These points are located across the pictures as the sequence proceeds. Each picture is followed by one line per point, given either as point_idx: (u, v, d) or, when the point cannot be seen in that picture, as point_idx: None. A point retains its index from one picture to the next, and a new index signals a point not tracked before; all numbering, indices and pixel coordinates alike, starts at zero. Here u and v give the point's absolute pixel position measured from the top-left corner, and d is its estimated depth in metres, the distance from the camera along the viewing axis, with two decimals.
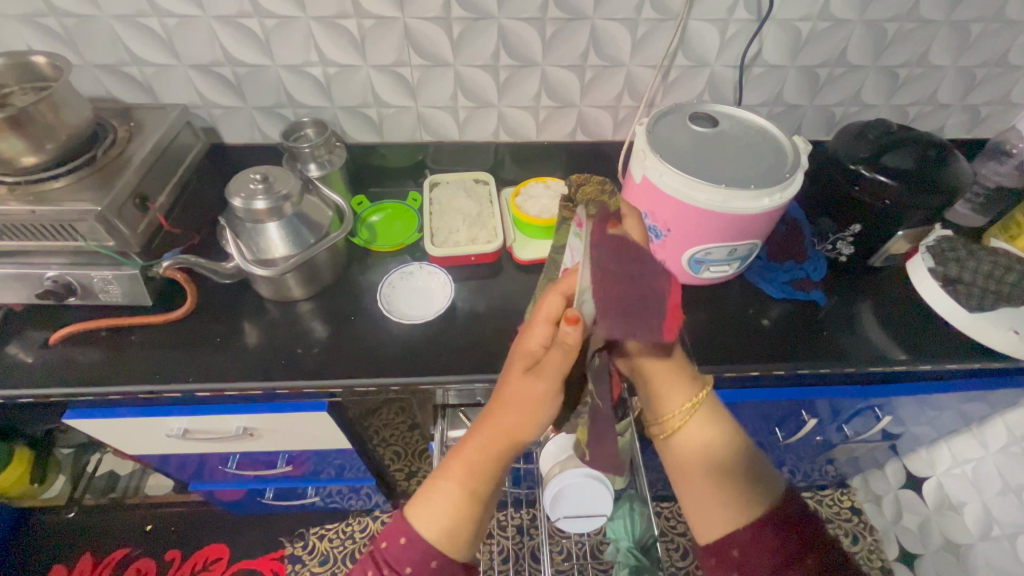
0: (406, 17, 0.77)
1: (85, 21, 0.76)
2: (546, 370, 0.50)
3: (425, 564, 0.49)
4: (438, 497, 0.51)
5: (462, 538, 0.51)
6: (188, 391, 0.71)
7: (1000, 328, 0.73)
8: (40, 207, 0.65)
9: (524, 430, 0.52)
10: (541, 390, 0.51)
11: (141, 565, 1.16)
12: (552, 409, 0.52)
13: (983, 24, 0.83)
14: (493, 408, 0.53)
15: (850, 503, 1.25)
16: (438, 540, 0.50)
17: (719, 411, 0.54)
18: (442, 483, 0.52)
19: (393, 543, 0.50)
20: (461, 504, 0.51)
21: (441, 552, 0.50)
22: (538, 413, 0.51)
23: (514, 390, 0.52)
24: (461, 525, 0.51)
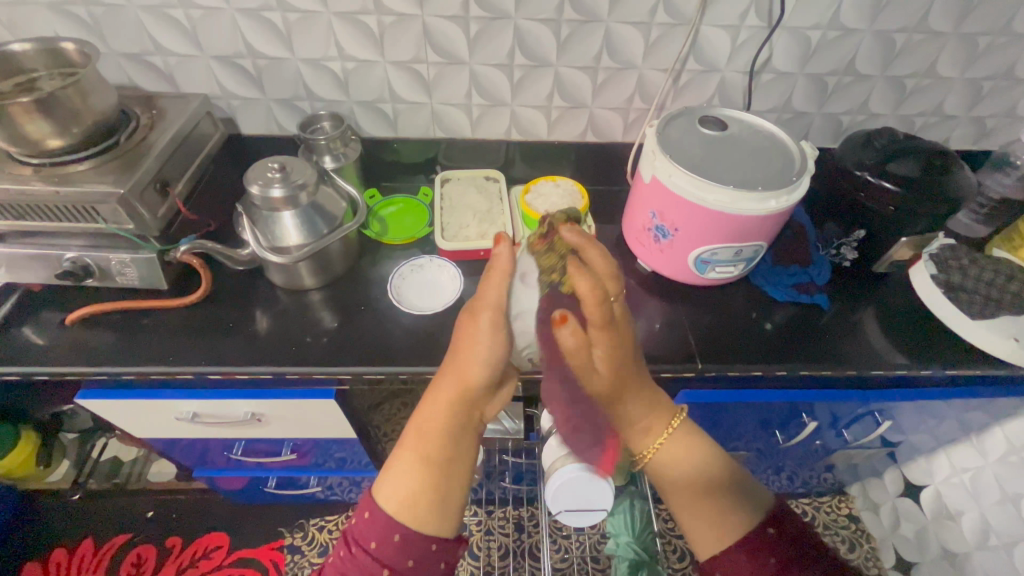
0: (424, 15, 0.79)
1: (113, 10, 0.78)
2: (480, 306, 0.57)
3: (389, 537, 0.50)
4: (397, 469, 0.54)
5: (419, 508, 0.52)
6: (200, 373, 0.72)
7: (1000, 337, 0.73)
8: (64, 188, 0.67)
9: (473, 369, 0.56)
10: (481, 325, 0.57)
11: (142, 550, 1.17)
12: (497, 343, 0.57)
13: (991, 37, 0.84)
14: (444, 369, 0.58)
15: (849, 511, 1.28)
16: (397, 512, 0.52)
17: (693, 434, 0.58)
18: (398, 454, 0.55)
19: (360, 519, 0.52)
20: (417, 469, 0.53)
21: (402, 524, 0.51)
22: (478, 345, 0.56)
23: (457, 340, 0.59)
24: (417, 492, 0.52)
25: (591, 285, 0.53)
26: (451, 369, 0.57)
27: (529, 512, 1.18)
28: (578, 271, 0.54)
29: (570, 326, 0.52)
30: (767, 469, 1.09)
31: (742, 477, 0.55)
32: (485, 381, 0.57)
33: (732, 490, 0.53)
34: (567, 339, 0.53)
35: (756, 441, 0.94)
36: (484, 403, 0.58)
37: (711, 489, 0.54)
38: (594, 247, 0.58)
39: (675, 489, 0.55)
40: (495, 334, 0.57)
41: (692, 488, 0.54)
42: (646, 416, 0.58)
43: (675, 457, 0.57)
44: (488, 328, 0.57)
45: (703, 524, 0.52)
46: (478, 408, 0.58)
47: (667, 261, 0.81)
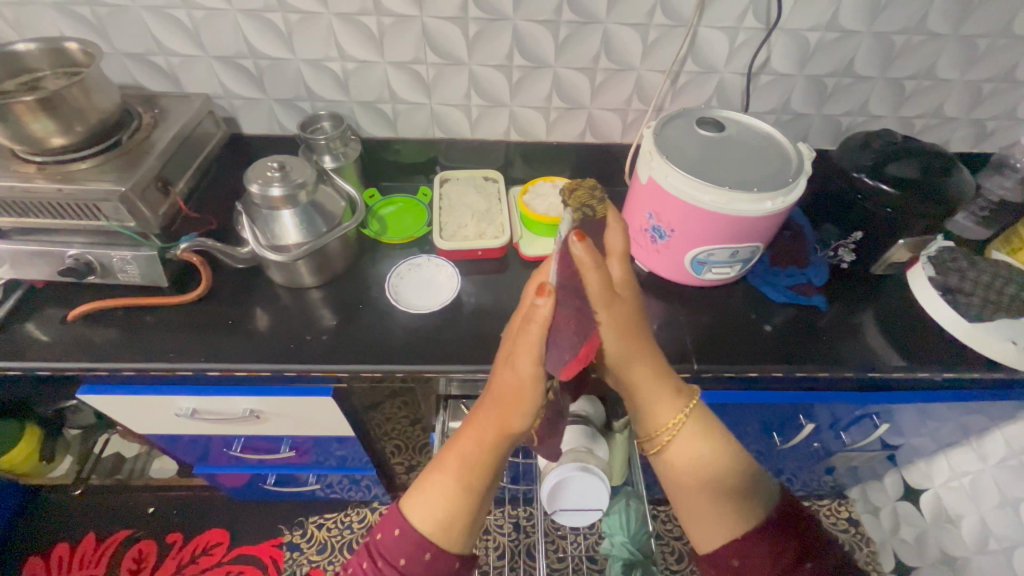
0: (424, 16, 0.80)
1: (117, 11, 0.79)
2: (520, 355, 0.51)
3: (418, 555, 0.52)
4: (433, 489, 0.54)
5: (455, 530, 0.53)
6: (199, 370, 0.73)
7: (999, 338, 0.74)
8: (66, 185, 0.68)
9: (518, 417, 0.53)
10: (523, 373, 0.51)
11: (143, 546, 1.18)
12: (541, 391, 0.52)
13: (991, 39, 0.84)
14: (486, 399, 0.55)
15: (849, 514, 1.27)
16: (430, 533, 0.53)
17: (709, 421, 0.56)
18: (436, 477, 0.55)
19: (388, 534, 0.53)
20: (455, 497, 0.54)
21: (434, 544, 0.52)
22: (528, 397, 0.52)
23: (500, 373, 0.54)
24: (452, 519, 0.53)
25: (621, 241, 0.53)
26: (497, 405, 0.54)
27: (527, 511, 1.18)
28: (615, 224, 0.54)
29: (587, 241, 0.49)
30: (767, 471, 1.08)
31: (753, 465, 0.54)
32: (527, 427, 0.54)
33: (747, 480, 0.52)
34: (580, 254, 0.49)
35: (754, 442, 0.94)
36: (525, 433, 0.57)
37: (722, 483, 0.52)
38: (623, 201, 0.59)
39: (684, 476, 0.53)
40: (536, 383, 0.52)
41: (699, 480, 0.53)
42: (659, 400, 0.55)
43: (687, 445, 0.54)
44: (532, 380, 0.51)
45: (718, 517, 0.51)
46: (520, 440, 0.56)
47: (663, 262, 0.81)
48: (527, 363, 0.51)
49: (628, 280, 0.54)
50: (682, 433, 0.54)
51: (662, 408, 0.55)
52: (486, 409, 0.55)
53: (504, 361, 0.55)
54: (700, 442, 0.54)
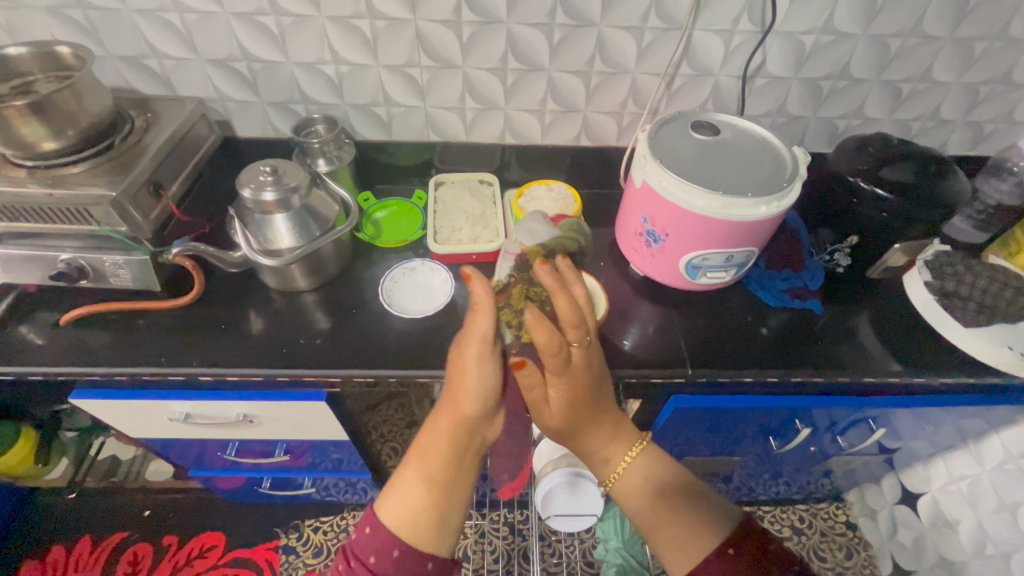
0: (417, 19, 0.79)
1: (109, 14, 0.79)
2: (466, 340, 0.56)
3: (387, 552, 0.51)
4: (399, 486, 0.55)
5: (421, 525, 0.53)
6: (191, 375, 0.73)
7: (994, 345, 0.73)
8: (57, 190, 0.67)
9: (467, 399, 0.55)
10: (469, 355, 0.55)
11: (138, 549, 1.18)
12: (488, 371, 0.55)
13: (988, 42, 0.83)
14: (445, 392, 0.58)
15: (846, 518, 1.26)
16: (398, 530, 0.52)
17: (655, 456, 0.62)
18: (403, 473, 0.55)
19: (360, 534, 0.53)
20: (420, 490, 0.54)
21: (401, 539, 0.52)
22: (469, 376, 0.54)
23: (453, 362, 0.58)
24: (417, 512, 0.53)
25: (547, 338, 0.55)
26: (451, 394, 0.57)
27: (523, 514, 1.17)
28: (537, 323, 0.55)
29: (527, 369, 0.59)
30: (763, 475, 1.08)
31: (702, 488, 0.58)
32: (479, 409, 0.55)
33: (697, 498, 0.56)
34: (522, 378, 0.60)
35: (750, 446, 0.94)
36: (486, 427, 0.58)
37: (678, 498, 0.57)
38: (562, 292, 0.56)
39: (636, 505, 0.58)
40: (483, 362, 0.55)
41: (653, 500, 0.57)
42: (609, 445, 0.61)
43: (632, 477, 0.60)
44: (475, 358, 0.55)
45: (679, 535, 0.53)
46: (480, 432, 0.57)
47: (658, 266, 0.80)
48: (472, 346, 0.55)
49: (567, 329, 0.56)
50: (634, 464, 0.61)
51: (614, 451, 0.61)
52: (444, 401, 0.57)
53: (456, 349, 0.59)
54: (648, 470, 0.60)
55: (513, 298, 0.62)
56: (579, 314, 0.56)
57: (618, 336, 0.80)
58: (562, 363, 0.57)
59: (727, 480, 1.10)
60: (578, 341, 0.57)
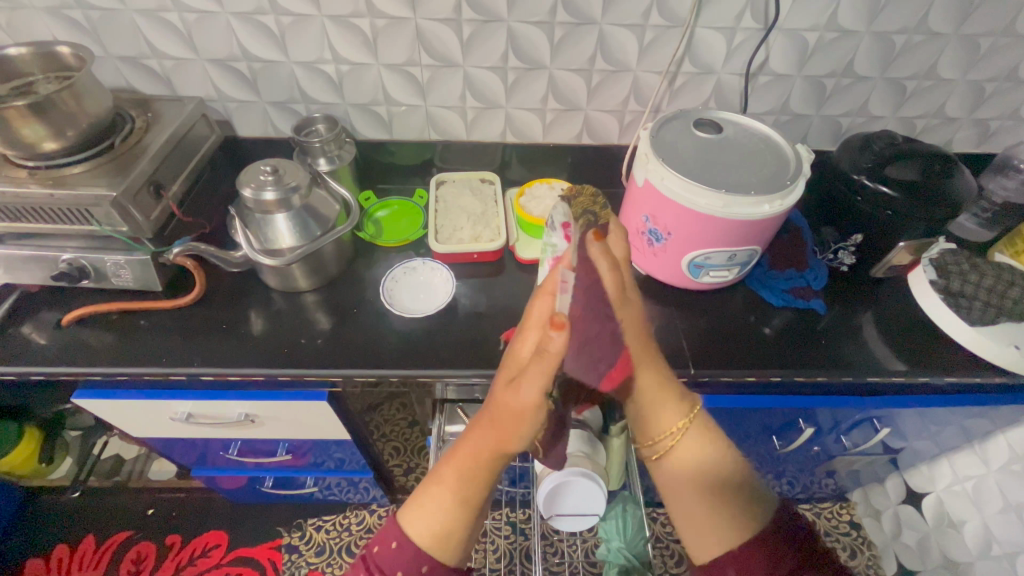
0: (417, 18, 0.79)
1: (109, 14, 0.78)
2: (524, 387, 0.47)
3: (417, 568, 0.52)
4: (429, 503, 0.54)
5: (451, 541, 0.53)
6: (193, 375, 0.73)
7: (1001, 345, 0.73)
8: (58, 190, 0.67)
9: (514, 441, 0.50)
10: (525, 403, 0.48)
11: (142, 548, 1.18)
12: (542, 421, 0.49)
13: (993, 38, 0.82)
14: (484, 415, 0.53)
15: (850, 517, 1.26)
16: (428, 546, 0.53)
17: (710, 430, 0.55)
18: (434, 491, 0.54)
19: (385, 547, 0.53)
20: (452, 510, 0.53)
21: (432, 556, 0.52)
22: (524, 428, 0.49)
23: (502, 400, 0.50)
24: (449, 531, 0.53)
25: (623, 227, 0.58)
26: (492, 426, 0.51)
27: (525, 514, 1.17)
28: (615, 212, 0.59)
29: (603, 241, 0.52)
30: (766, 474, 1.08)
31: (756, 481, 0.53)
32: (525, 448, 0.52)
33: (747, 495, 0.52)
34: (598, 252, 0.51)
35: (753, 447, 0.93)
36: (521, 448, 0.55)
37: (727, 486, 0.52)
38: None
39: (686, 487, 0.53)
40: (538, 413, 0.48)
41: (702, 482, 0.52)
42: (662, 408, 0.55)
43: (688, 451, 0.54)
44: (533, 413, 0.48)
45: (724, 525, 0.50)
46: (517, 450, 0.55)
47: (660, 265, 0.80)
48: (532, 392, 0.47)
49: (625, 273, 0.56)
50: (688, 436, 0.54)
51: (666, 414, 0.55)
52: (483, 425, 0.52)
53: (507, 382, 0.50)
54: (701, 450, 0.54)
55: (576, 197, 0.56)
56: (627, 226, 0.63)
57: None
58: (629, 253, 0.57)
59: None
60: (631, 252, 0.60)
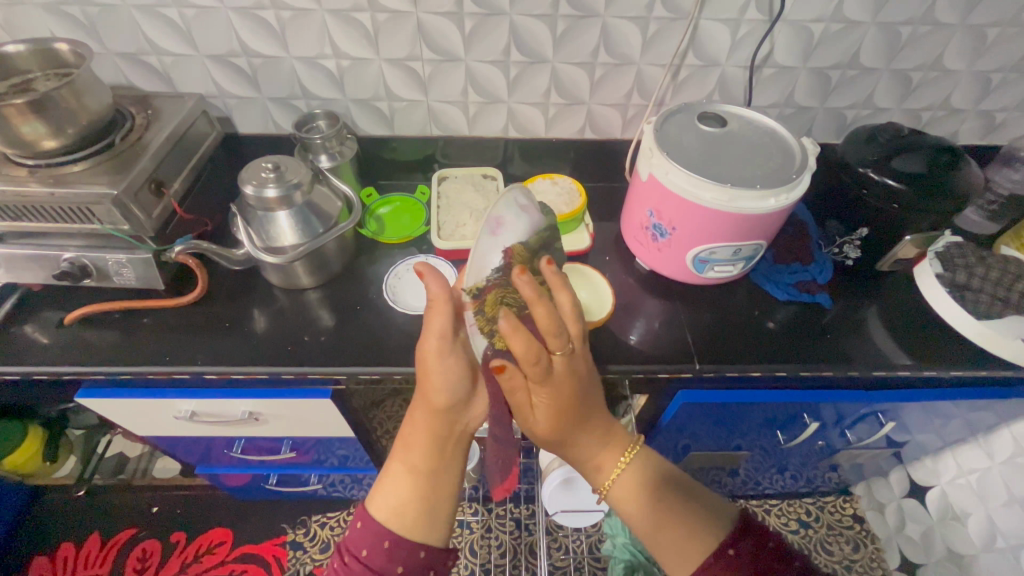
0: (419, 12, 0.78)
1: (108, 10, 0.78)
2: (425, 334, 0.56)
3: (378, 544, 0.52)
4: (388, 479, 0.55)
5: (409, 512, 0.53)
6: (197, 374, 0.72)
7: (1008, 337, 0.72)
8: (59, 189, 0.67)
9: (435, 391, 0.55)
10: (429, 349, 0.56)
11: (147, 545, 1.18)
12: (444, 363, 0.56)
13: (1000, 29, 0.82)
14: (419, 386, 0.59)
15: (853, 511, 1.24)
16: (386, 521, 0.53)
17: (649, 464, 0.57)
18: (391, 468, 0.56)
19: (353, 529, 0.54)
20: (406, 482, 0.55)
21: (392, 531, 0.53)
22: (430, 368, 0.55)
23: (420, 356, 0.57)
24: (403, 503, 0.54)
25: (525, 348, 0.49)
26: (421, 388, 0.57)
27: (528, 510, 1.18)
28: (513, 331, 0.48)
29: (506, 374, 0.52)
30: (770, 469, 1.08)
31: (703, 519, 0.52)
32: (449, 400, 0.55)
33: (694, 519, 0.52)
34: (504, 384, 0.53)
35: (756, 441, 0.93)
36: (466, 419, 0.58)
37: (667, 494, 0.55)
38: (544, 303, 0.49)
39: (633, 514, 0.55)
40: (442, 354, 0.55)
41: (644, 498, 0.55)
42: (600, 448, 0.57)
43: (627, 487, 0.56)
44: (434, 353, 0.55)
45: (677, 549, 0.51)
46: (458, 420, 0.57)
47: (665, 260, 0.79)
48: (429, 336, 0.56)
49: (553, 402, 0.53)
50: (628, 469, 0.57)
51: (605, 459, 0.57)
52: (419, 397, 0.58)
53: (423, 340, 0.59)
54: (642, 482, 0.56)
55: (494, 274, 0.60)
56: (560, 324, 0.50)
57: (623, 331, 0.79)
58: (543, 372, 0.50)
59: (733, 474, 1.09)
60: (561, 350, 0.51)
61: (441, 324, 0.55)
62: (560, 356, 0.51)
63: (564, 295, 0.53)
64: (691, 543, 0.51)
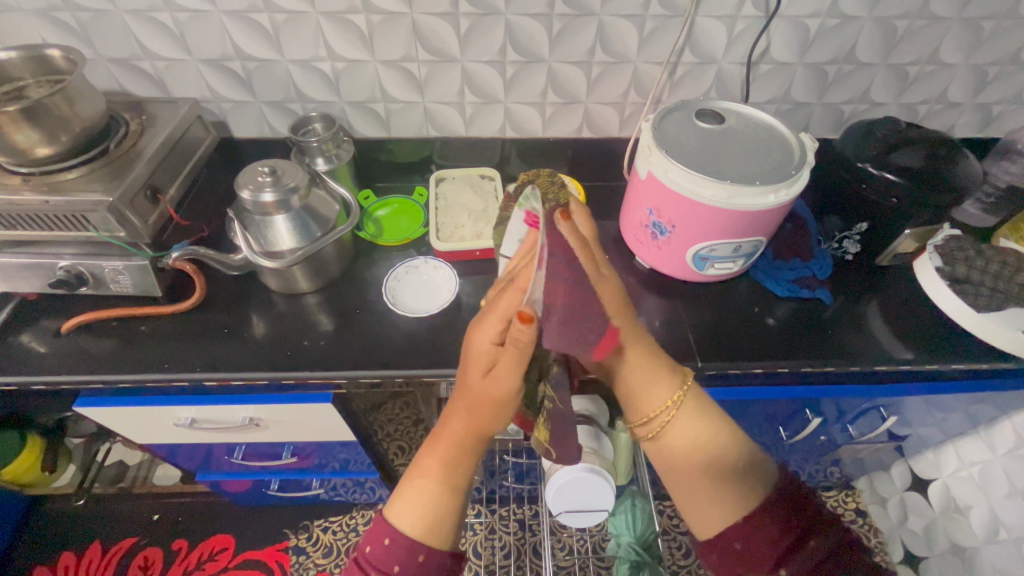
0: (414, 13, 0.78)
1: (100, 15, 0.77)
2: (505, 371, 0.51)
3: (412, 559, 0.51)
4: (416, 494, 0.54)
5: (444, 529, 0.53)
6: (196, 380, 0.72)
7: (1010, 330, 0.72)
8: (53, 197, 0.66)
9: (497, 421, 0.54)
10: (508, 384, 0.52)
11: (148, 554, 1.18)
12: (519, 399, 0.54)
13: (995, 22, 0.82)
14: (459, 403, 0.56)
15: (855, 505, 1.28)
16: (420, 536, 0.52)
17: (701, 407, 0.56)
18: (419, 482, 0.54)
19: (377, 545, 0.52)
20: (441, 497, 0.54)
21: (427, 546, 0.52)
22: (507, 403, 0.53)
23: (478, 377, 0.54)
24: (440, 517, 0.53)
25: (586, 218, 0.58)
26: (471, 410, 0.55)
27: (532, 510, 1.17)
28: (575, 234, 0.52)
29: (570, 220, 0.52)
30: (772, 464, 1.07)
31: (746, 467, 0.51)
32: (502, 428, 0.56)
33: (737, 467, 0.51)
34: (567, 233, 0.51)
35: (758, 437, 0.93)
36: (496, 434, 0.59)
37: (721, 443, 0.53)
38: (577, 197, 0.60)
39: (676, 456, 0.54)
40: (516, 394, 0.53)
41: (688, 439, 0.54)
42: (649, 386, 0.57)
43: (679, 428, 0.55)
44: (513, 393, 0.53)
45: (715, 497, 0.51)
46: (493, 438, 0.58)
47: (665, 258, 0.79)
48: (513, 378, 0.51)
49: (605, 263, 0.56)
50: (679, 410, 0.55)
51: (656, 391, 0.56)
52: (458, 416, 0.56)
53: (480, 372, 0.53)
54: (692, 424, 0.55)
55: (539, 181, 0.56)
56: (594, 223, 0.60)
57: None
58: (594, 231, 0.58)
59: None
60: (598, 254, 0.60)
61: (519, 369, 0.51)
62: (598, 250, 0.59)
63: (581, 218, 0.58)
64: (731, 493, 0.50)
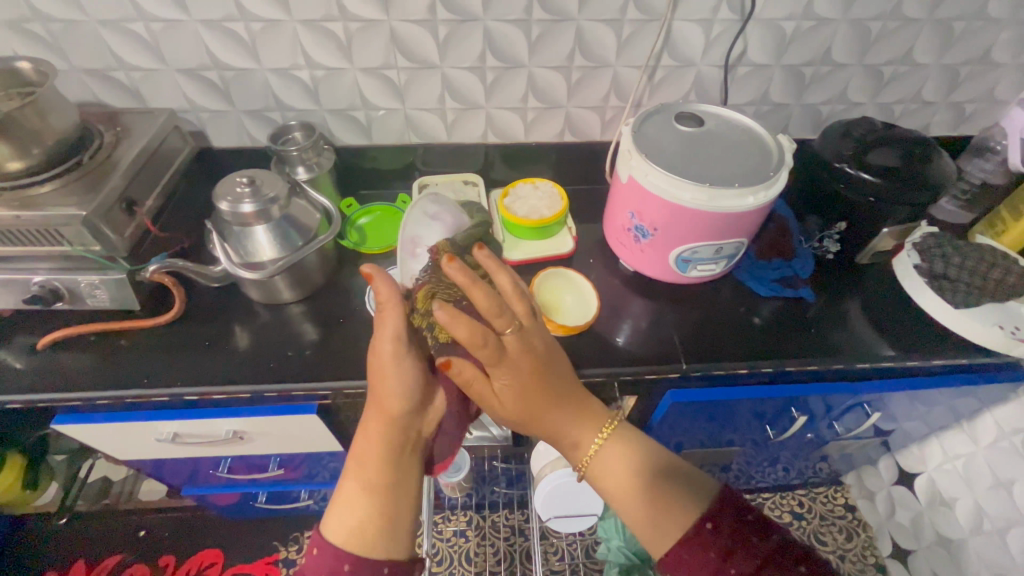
0: (392, 20, 0.78)
1: (71, 26, 0.76)
2: (380, 343, 0.53)
3: (338, 568, 0.49)
4: (343, 500, 0.53)
5: (371, 531, 0.51)
6: (177, 395, 0.71)
7: (988, 325, 0.73)
8: (25, 211, 0.65)
9: (389, 397, 0.53)
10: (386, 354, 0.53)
11: (135, 571, 1.16)
12: (404, 370, 0.53)
13: (965, 22, 0.83)
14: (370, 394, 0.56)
15: (844, 500, 1.25)
16: (345, 542, 0.50)
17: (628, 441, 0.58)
18: (343, 486, 0.53)
19: (310, 555, 0.51)
20: (364, 500, 0.52)
21: (350, 552, 0.50)
22: (389, 378, 0.53)
23: (374, 364, 0.54)
24: (365, 522, 0.51)
25: (469, 331, 0.47)
26: (374, 394, 0.55)
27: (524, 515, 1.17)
28: (452, 320, 0.46)
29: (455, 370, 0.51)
30: (762, 462, 1.08)
31: (676, 494, 0.53)
32: (407, 407, 0.54)
33: (670, 492, 0.53)
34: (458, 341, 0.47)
35: (745, 435, 0.93)
36: (419, 422, 0.56)
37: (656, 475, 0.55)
38: (479, 287, 0.48)
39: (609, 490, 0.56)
40: (397, 360, 0.53)
41: (621, 474, 0.56)
42: (575, 428, 0.57)
43: (606, 465, 0.57)
44: (391, 358, 0.53)
45: (651, 525, 0.52)
46: (413, 426, 0.55)
47: (648, 261, 0.79)
48: (393, 354, 0.53)
49: (511, 362, 0.52)
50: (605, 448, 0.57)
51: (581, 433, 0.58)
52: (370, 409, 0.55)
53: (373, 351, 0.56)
54: (619, 459, 0.56)
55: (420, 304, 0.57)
56: (499, 304, 0.49)
57: (611, 333, 0.79)
58: (495, 352, 0.50)
59: (726, 470, 1.10)
60: (509, 327, 0.51)
61: (396, 342, 0.53)
62: (509, 333, 0.51)
63: (503, 273, 0.52)
64: (667, 517, 0.52)
